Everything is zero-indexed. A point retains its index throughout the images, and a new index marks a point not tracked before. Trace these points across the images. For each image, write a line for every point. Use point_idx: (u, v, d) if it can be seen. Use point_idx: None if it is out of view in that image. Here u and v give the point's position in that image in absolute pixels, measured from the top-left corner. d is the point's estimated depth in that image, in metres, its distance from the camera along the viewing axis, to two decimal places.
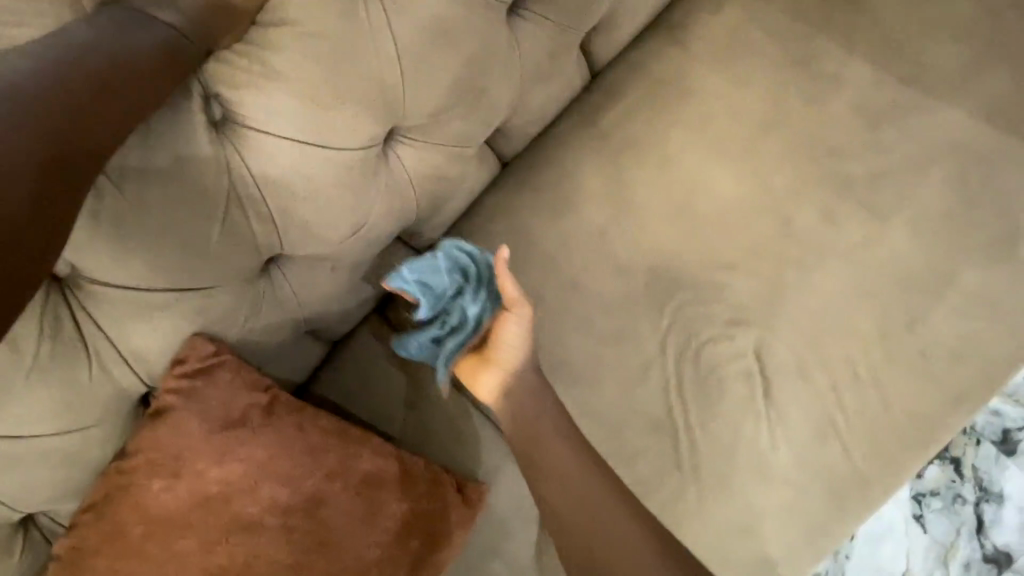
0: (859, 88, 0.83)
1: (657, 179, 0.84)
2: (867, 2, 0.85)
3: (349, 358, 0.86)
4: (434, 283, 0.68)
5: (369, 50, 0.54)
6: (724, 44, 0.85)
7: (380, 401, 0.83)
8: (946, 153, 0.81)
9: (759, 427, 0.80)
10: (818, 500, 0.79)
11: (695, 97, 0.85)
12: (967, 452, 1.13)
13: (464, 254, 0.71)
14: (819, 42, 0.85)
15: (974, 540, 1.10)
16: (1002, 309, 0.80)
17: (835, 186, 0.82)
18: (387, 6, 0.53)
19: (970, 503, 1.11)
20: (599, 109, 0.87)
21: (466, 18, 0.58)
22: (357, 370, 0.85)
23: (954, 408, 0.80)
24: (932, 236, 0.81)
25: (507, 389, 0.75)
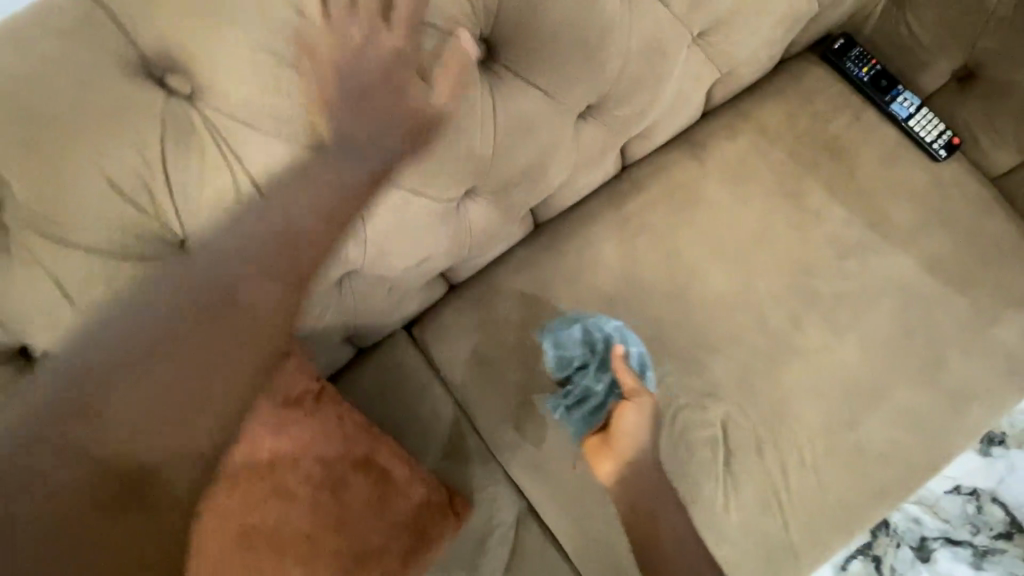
0: (835, 222, 1.02)
1: (663, 264, 1.01)
2: (854, 152, 1.04)
3: (371, 367, 0.96)
4: (568, 349, 0.90)
5: (474, 132, 0.68)
6: (733, 166, 1.04)
7: (392, 409, 0.94)
8: (895, 289, 1.00)
9: (717, 489, 0.93)
10: (758, 562, 0.92)
11: (704, 204, 1.02)
12: (888, 552, 1.28)
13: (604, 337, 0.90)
14: (808, 179, 1.03)
15: None
16: (922, 425, 0.97)
17: (805, 298, 0.99)
18: (493, 103, 0.68)
19: None
20: (625, 197, 1.03)
21: (544, 120, 0.73)
22: (377, 379, 0.96)
23: (877, 502, 0.95)
24: (875, 353, 0.98)
25: (625, 477, 0.83)
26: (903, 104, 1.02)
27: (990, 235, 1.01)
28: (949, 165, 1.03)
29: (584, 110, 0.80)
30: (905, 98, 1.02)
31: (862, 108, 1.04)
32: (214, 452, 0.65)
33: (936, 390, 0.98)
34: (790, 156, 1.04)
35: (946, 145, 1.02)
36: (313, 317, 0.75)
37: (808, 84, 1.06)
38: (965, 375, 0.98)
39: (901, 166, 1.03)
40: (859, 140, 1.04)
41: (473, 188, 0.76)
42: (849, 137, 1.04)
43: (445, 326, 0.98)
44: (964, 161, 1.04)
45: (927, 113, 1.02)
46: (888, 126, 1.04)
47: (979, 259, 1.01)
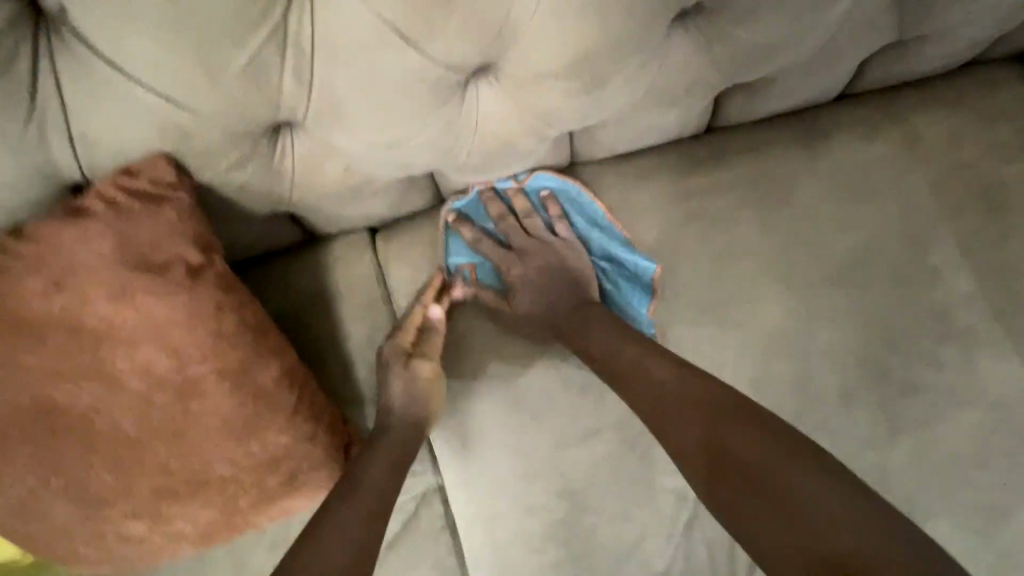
0: (950, 293, 0.75)
1: (709, 264, 0.77)
2: (1016, 213, 0.75)
3: (313, 261, 0.78)
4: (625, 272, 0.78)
5: None
6: (847, 175, 0.77)
7: (320, 319, 0.77)
8: (994, 405, 0.74)
9: (663, 550, 0.74)
10: None
11: (791, 210, 0.77)
12: None
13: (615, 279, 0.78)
14: (937, 226, 0.76)
15: None
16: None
17: (870, 373, 0.75)
18: None
19: None
20: (697, 166, 0.79)
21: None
22: (315, 277, 0.77)
23: None
24: (928, 471, 0.74)
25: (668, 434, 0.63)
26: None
27: None
28: None
29: (687, 9, 0.54)
30: None
31: None
32: (19, 320, 0.50)
33: (993, 548, 0.73)
34: (929, 187, 0.77)
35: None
36: (222, 164, 0.54)
37: (993, 103, 0.78)
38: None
39: None
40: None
41: (491, 64, 0.53)
42: (1019, 190, 0.76)
43: (417, 245, 0.79)
44: None
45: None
46: None
47: None
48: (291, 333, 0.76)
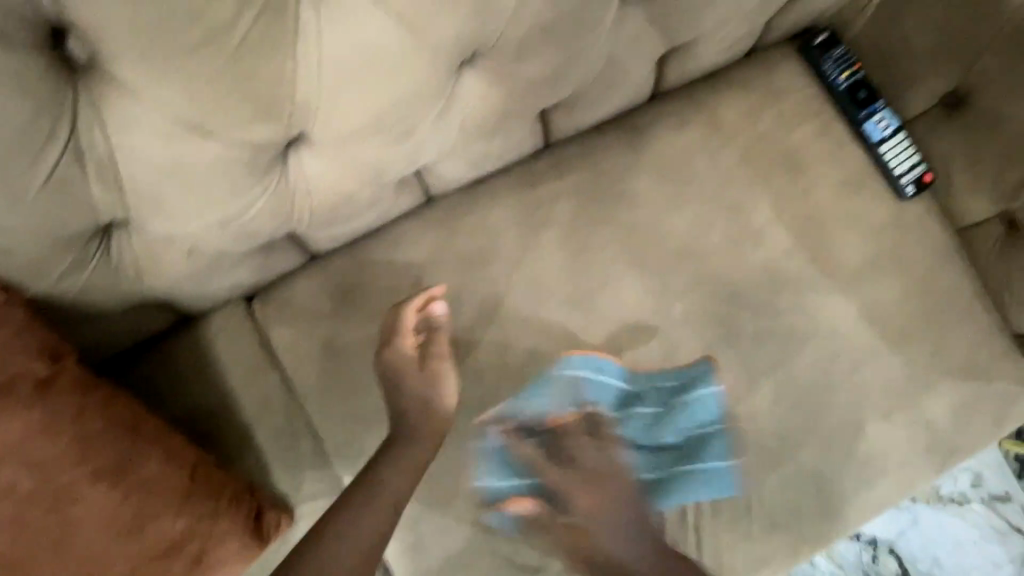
0: (771, 249, 0.87)
1: (569, 267, 0.86)
2: (810, 171, 0.88)
3: (195, 340, 0.80)
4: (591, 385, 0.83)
5: (279, 59, 0.49)
6: (668, 164, 0.87)
7: (210, 394, 0.79)
8: (828, 338, 0.86)
9: None
10: None
11: (630, 205, 0.87)
12: None
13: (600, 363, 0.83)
14: (750, 193, 0.87)
15: None
16: (828, 495, 0.85)
17: (720, 333, 0.86)
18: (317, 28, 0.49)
19: None
20: (541, 180, 0.86)
21: (400, 61, 0.54)
22: (200, 355, 0.80)
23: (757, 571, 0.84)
24: (785, 405, 0.86)
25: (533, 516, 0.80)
26: (878, 125, 0.87)
27: (947, 292, 0.87)
28: (918, 203, 0.88)
29: (469, 57, 0.60)
30: (882, 118, 0.86)
31: (833, 119, 0.88)
32: None
33: (849, 457, 0.86)
34: (739, 163, 0.87)
35: (915, 180, 0.86)
36: (57, 272, 0.57)
37: (778, 79, 0.89)
38: (883, 443, 0.87)
39: (863, 197, 0.87)
40: (821, 158, 0.88)
41: (300, 134, 0.57)
42: (810, 150, 0.88)
43: (296, 302, 0.82)
44: (937, 202, 0.88)
45: (903, 138, 0.86)
46: (857, 146, 0.88)
47: (928, 318, 0.87)
48: (184, 413, 0.78)
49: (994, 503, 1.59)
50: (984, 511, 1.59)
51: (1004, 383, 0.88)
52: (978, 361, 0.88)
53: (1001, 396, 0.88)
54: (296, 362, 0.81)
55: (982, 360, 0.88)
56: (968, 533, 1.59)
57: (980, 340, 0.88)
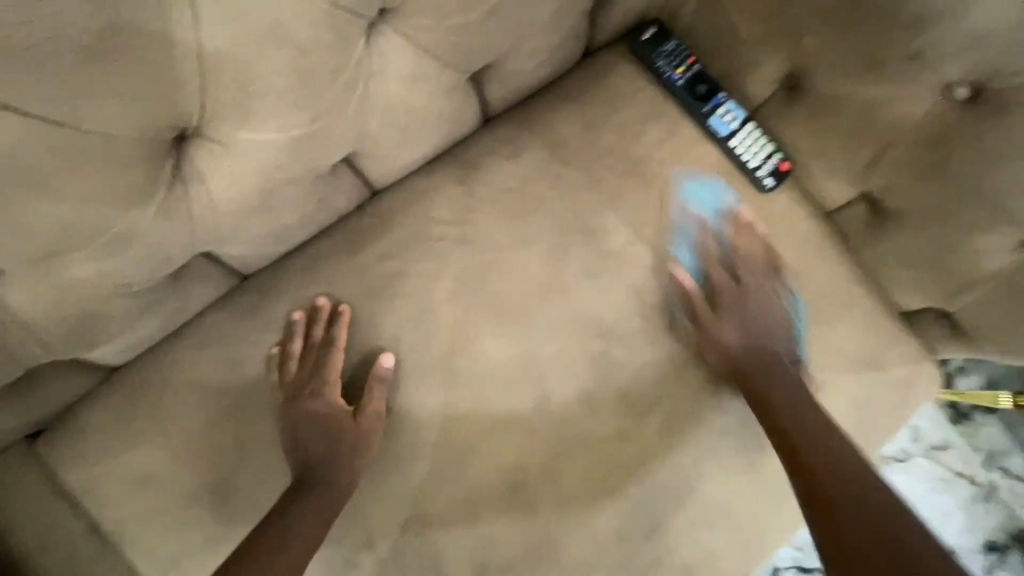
0: (633, 271, 0.79)
1: (419, 330, 0.75)
2: (660, 181, 0.80)
3: None
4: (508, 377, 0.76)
5: None
6: (508, 197, 0.78)
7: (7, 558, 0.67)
8: (710, 356, 0.80)
9: None
10: None
11: (475, 249, 0.77)
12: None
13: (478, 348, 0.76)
14: (601, 214, 0.79)
15: None
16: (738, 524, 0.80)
17: (593, 372, 0.78)
18: None
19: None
20: (370, 236, 0.75)
21: (57, 166, 0.42)
22: None
23: None
24: (676, 438, 0.79)
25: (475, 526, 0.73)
26: (724, 118, 0.80)
27: (826, 283, 0.82)
28: (781, 194, 0.82)
29: (183, 136, 0.48)
30: (728, 110, 0.80)
31: (680, 119, 0.81)
32: None
33: (754, 477, 0.80)
34: (587, 183, 0.79)
35: (773, 172, 0.80)
36: None
37: (615, 84, 0.81)
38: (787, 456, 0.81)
39: (723, 199, 0.81)
40: (673, 163, 0.81)
41: None
42: (657, 159, 0.80)
43: (94, 432, 0.69)
44: (803, 189, 0.82)
45: (753, 128, 0.80)
46: (707, 144, 0.81)
47: (810, 315, 0.82)
48: None
49: (935, 453, 1.50)
50: (927, 464, 1.50)
51: (900, 368, 0.84)
52: (869, 349, 0.83)
53: (899, 382, 0.84)
54: (105, 504, 0.68)
55: (874, 350, 0.83)
56: (918, 491, 1.48)
57: (869, 328, 0.83)
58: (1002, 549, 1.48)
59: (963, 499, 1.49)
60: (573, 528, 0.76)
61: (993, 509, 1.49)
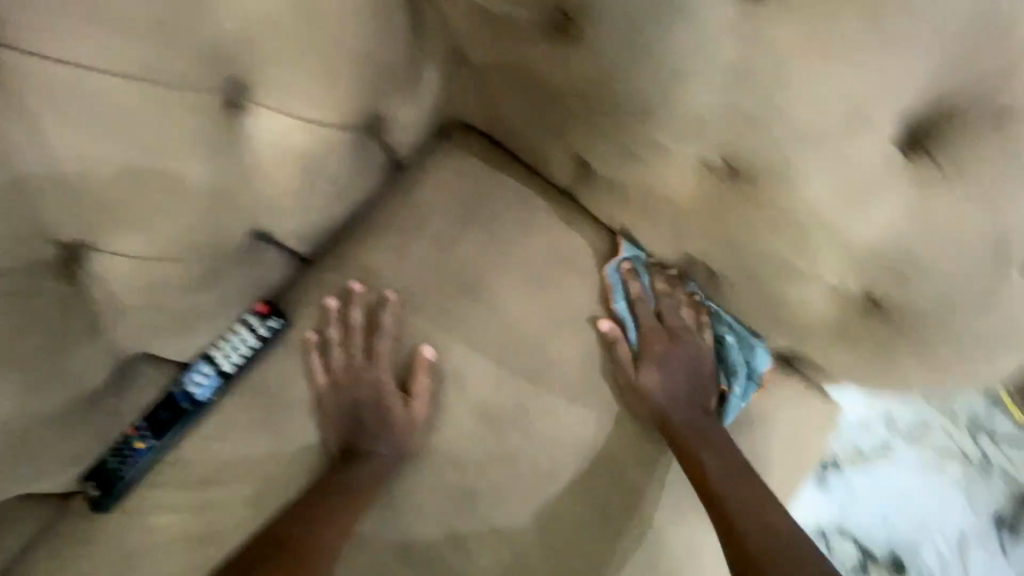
0: (473, 390, 0.74)
1: (340, 408, 0.71)
2: (482, 288, 0.77)
3: None
4: (386, 423, 0.71)
5: None
6: (328, 346, 0.73)
7: None
8: (580, 461, 0.74)
9: None
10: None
11: (306, 412, 0.72)
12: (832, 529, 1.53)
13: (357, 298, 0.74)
14: (431, 337, 0.75)
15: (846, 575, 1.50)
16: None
17: (457, 508, 0.71)
18: None
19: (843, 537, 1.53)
20: (134, 472, 0.67)
21: None
22: None
23: None
24: (560, 559, 0.72)
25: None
26: (199, 380, 0.69)
27: (686, 349, 0.78)
28: (618, 270, 0.79)
29: None
30: (196, 379, 0.69)
31: (496, 218, 0.79)
32: None
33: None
34: (413, 309, 0.75)
35: (204, 387, 0.69)
36: None
37: (422, 199, 0.79)
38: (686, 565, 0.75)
39: (559, 291, 0.78)
40: (336, 341, 0.73)
41: None
42: (478, 266, 0.77)
43: None
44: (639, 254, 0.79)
45: (197, 375, 0.69)
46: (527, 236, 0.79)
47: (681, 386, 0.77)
48: None
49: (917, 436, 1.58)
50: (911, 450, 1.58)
51: (787, 419, 0.79)
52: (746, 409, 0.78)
53: (789, 431, 0.79)
54: None
55: (755, 409, 0.78)
56: (929, 482, 1.56)
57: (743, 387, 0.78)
58: (1010, 523, 1.54)
59: (864, 455, 1.56)
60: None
61: (992, 480, 1.56)
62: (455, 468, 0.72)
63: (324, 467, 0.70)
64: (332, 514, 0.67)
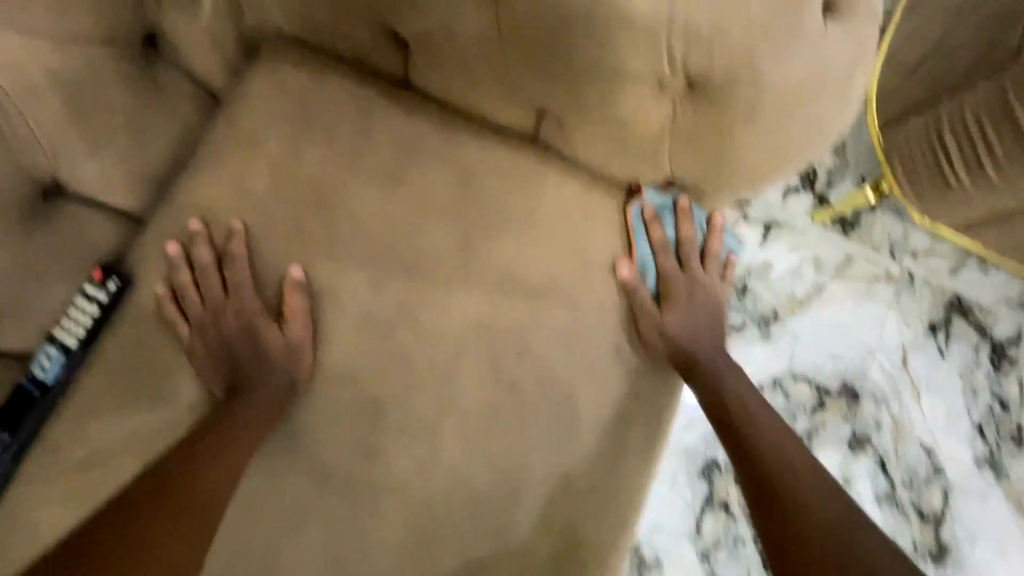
0: (351, 300, 0.71)
1: (214, 353, 0.68)
2: (333, 197, 0.72)
3: None
4: (268, 353, 0.68)
5: None
6: (183, 294, 0.68)
7: None
8: (480, 340, 0.72)
9: None
10: None
11: (179, 365, 0.67)
12: (785, 375, 1.58)
13: (199, 237, 0.69)
14: (290, 258, 0.71)
15: (806, 416, 1.56)
16: (609, 504, 0.71)
17: (365, 417, 0.70)
18: None
19: (799, 384, 1.58)
20: None
21: None
22: None
23: None
24: (480, 439, 0.71)
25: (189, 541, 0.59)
26: (45, 362, 0.64)
27: (560, 204, 0.75)
28: (473, 144, 0.75)
29: None
30: (40, 362, 0.64)
31: (330, 121, 0.74)
32: None
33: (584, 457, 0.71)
34: (265, 235, 0.71)
35: (51, 368, 0.64)
36: None
37: (246, 121, 0.73)
38: (617, 414, 0.72)
39: (416, 179, 0.74)
40: (189, 286, 0.68)
41: None
42: (324, 175, 0.73)
43: None
44: (489, 124, 0.76)
45: (42, 356, 0.64)
46: (368, 132, 0.74)
47: (564, 243, 0.74)
48: None
49: (841, 272, 1.65)
50: (840, 285, 1.64)
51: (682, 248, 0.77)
52: (638, 250, 0.76)
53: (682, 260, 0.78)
54: None
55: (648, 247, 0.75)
56: (863, 309, 1.64)
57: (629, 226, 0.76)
58: (943, 327, 1.65)
59: (798, 300, 1.62)
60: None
61: (918, 292, 1.66)
62: (354, 378, 0.70)
63: (214, 413, 0.66)
64: (230, 452, 0.64)
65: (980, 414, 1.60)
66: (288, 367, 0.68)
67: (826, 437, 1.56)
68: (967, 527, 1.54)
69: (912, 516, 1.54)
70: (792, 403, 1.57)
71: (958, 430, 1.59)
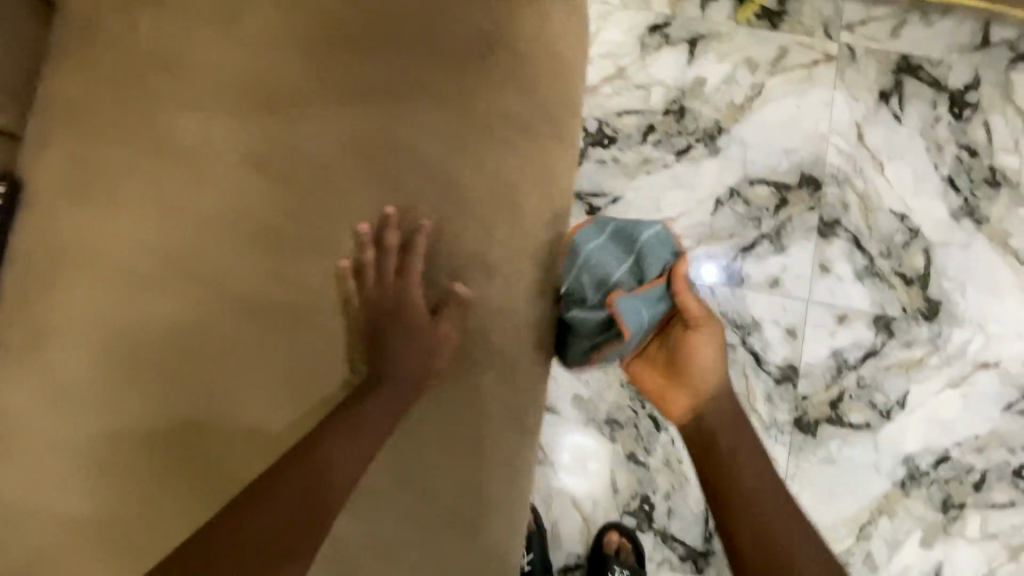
0: (223, 147, 0.74)
1: (117, 222, 0.74)
2: (180, 57, 0.75)
3: None
4: (167, 209, 0.74)
5: None
6: (74, 177, 0.74)
7: None
8: (354, 154, 0.75)
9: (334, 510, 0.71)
10: (439, 526, 0.76)
11: (88, 240, 0.73)
12: (739, 181, 1.40)
13: (75, 126, 0.75)
14: (157, 123, 0.74)
15: (771, 220, 1.39)
16: (509, 269, 0.76)
17: (267, 249, 0.74)
18: None
19: (756, 186, 1.39)
20: None
21: None
22: None
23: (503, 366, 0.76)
24: (379, 241, 0.74)
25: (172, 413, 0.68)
26: None
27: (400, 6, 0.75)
28: None
29: None
30: None
31: None
32: None
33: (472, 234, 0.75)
34: (129, 108, 0.74)
35: None
36: None
37: (83, 11, 0.76)
38: (502, 189, 0.76)
39: (252, 20, 0.75)
40: (78, 170, 0.74)
41: None
42: (165, 39, 0.75)
43: None
44: None
45: None
46: None
47: (411, 43, 0.75)
48: None
49: (780, 64, 1.40)
50: (780, 77, 1.41)
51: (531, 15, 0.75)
52: (487, 30, 0.75)
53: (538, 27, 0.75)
54: None
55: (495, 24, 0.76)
56: (816, 92, 1.41)
57: None
58: (897, 90, 1.42)
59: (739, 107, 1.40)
60: (356, 398, 0.72)
61: (861, 62, 1.42)
62: (249, 215, 0.74)
63: (135, 272, 0.73)
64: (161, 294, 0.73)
65: (948, 167, 1.41)
66: (186, 216, 0.74)
67: (797, 232, 1.39)
68: (959, 282, 1.39)
69: (896, 283, 1.39)
70: (753, 209, 1.39)
71: (930, 187, 1.41)
